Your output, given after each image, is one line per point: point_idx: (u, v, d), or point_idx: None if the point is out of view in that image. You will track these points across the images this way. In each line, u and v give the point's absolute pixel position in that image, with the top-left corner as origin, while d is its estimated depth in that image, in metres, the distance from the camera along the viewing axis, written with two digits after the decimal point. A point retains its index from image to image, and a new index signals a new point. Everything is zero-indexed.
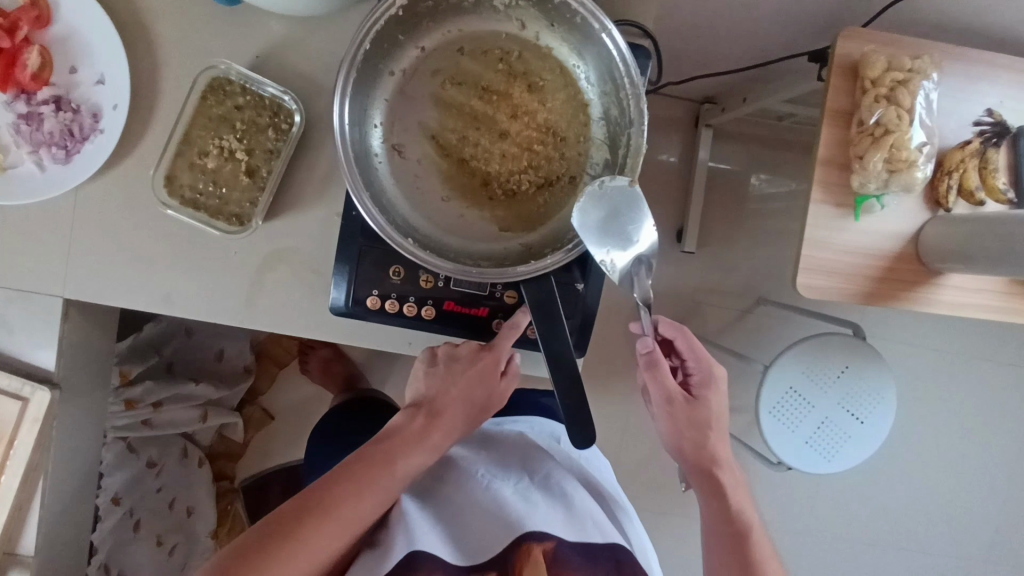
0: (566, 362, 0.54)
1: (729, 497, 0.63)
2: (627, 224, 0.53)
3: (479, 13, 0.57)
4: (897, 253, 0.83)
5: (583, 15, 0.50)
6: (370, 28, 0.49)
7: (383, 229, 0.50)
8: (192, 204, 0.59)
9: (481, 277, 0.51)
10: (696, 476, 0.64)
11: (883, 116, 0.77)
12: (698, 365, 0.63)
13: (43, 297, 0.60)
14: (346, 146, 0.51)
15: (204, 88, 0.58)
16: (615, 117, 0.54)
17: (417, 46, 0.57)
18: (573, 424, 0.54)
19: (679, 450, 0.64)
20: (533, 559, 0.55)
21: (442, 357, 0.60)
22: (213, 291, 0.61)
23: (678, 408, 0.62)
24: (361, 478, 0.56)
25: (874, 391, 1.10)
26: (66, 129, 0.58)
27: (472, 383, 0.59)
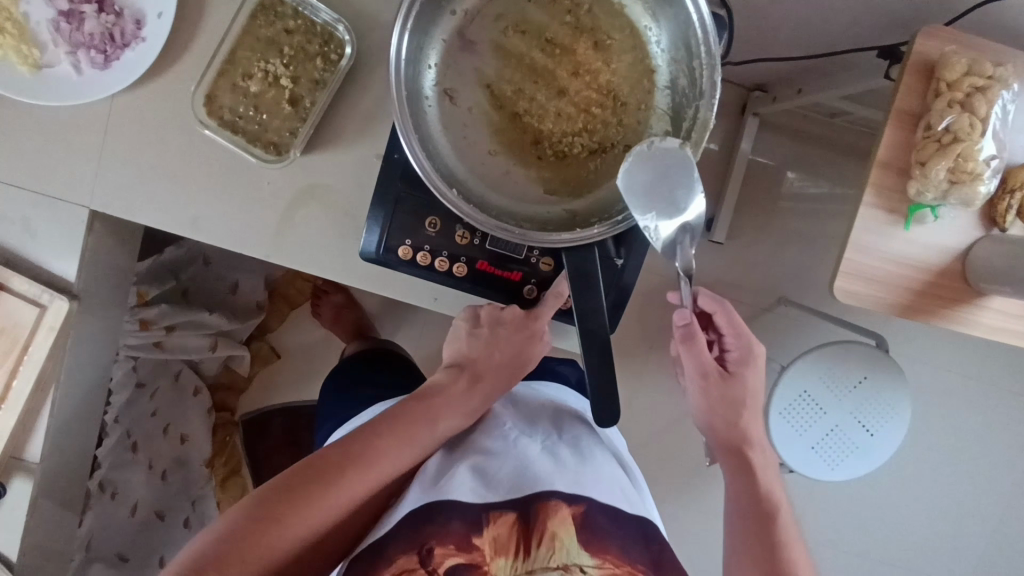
0: (599, 338, 0.52)
1: (758, 475, 0.64)
2: (676, 188, 0.50)
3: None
4: (942, 268, 0.80)
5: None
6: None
7: (428, 174, 0.48)
8: (230, 127, 0.57)
9: (523, 239, 0.49)
10: (725, 451, 0.65)
11: (954, 122, 0.73)
12: (736, 340, 0.63)
13: (70, 206, 0.59)
14: (400, 83, 0.48)
15: (255, 6, 0.55)
16: (683, 87, 0.51)
17: None
18: (598, 400, 0.53)
19: (711, 426, 0.65)
20: (559, 516, 0.56)
21: (486, 319, 0.59)
22: (244, 220, 0.60)
23: (712, 381, 0.63)
24: (403, 429, 0.57)
25: (889, 405, 1.08)
26: (108, 33, 0.56)
27: (517, 347, 0.59)
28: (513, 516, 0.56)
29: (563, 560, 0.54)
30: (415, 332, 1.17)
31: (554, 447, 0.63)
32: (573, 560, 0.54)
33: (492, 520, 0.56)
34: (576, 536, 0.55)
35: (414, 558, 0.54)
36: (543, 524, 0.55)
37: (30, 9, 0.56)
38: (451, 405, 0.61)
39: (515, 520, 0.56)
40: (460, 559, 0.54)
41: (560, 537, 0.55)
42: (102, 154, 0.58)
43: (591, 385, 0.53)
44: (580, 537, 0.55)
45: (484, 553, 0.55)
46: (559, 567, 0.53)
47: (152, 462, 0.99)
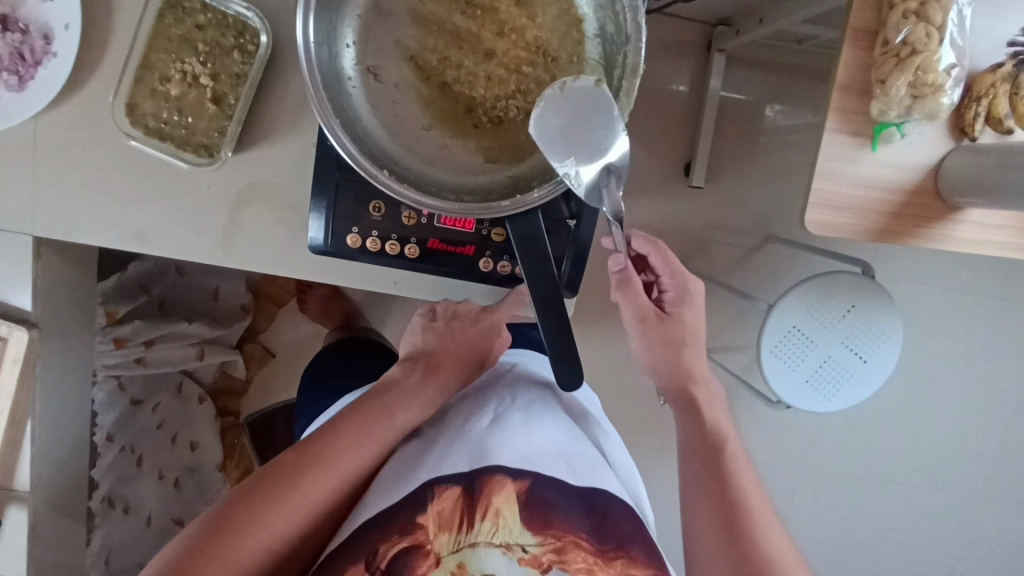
0: (554, 303, 0.51)
1: (705, 411, 0.63)
2: (592, 130, 0.48)
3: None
4: (915, 186, 0.78)
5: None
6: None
7: (355, 159, 0.46)
8: (157, 134, 0.55)
9: (463, 212, 0.48)
10: (674, 392, 0.64)
11: (911, 34, 0.70)
12: (673, 281, 0.62)
13: (13, 236, 0.58)
14: (314, 68, 0.46)
15: (161, 5, 0.53)
16: (610, 34, 0.48)
17: None
18: (561, 365, 0.53)
19: (656, 367, 0.65)
20: (504, 490, 0.57)
21: (442, 314, 0.62)
22: (188, 229, 0.59)
23: (650, 325, 0.62)
24: (360, 424, 0.59)
25: (880, 330, 1.08)
26: (17, 52, 0.54)
27: (474, 336, 0.63)
28: (457, 489, 0.57)
29: (506, 538, 0.56)
30: (401, 315, 1.17)
31: (504, 414, 0.64)
32: (517, 539, 0.56)
33: (437, 495, 0.57)
34: (520, 516, 0.57)
35: (361, 562, 0.55)
36: (488, 500, 0.57)
37: None
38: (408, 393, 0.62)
39: (460, 494, 0.57)
40: (402, 546, 0.55)
41: (503, 515, 0.57)
42: (35, 179, 0.57)
43: (554, 349, 0.52)
44: (524, 517, 0.57)
45: (429, 531, 0.56)
46: (502, 546, 0.56)
47: (162, 472, 1.01)
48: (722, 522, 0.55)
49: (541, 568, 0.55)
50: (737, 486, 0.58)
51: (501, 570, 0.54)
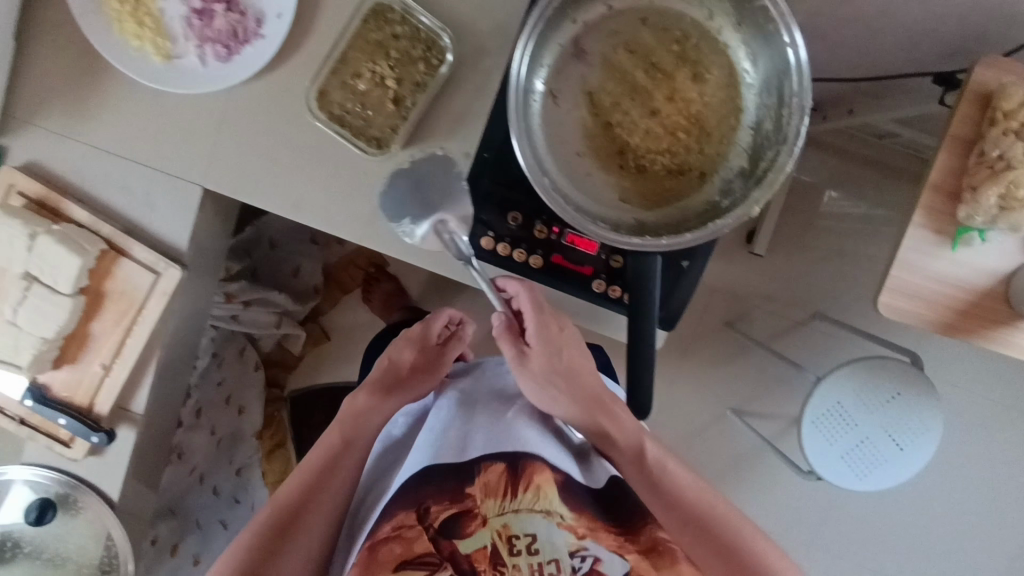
0: (643, 342, 0.57)
1: (620, 436, 0.67)
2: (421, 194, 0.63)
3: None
4: (985, 290, 0.83)
5: (778, 23, 0.53)
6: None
7: (526, 157, 0.54)
8: (338, 121, 0.63)
9: (596, 232, 0.54)
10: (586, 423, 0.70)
11: (1009, 150, 0.76)
12: (538, 313, 0.65)
13: (188, 184, 0.66)
14: (518, 79, 0.55)
15: (368, 13, 0.61)
16: (766, 130, 0.57)
17: (606, 4, 0.59)
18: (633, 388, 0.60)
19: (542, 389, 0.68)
20: (545, 473, 0.63)
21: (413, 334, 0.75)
22: (339, 206, 0.65)
23: (528, 362, 0.68)
24: (327, 469, 0.68)
25: (920, 421, 1.11)
26: (233, 29, 0.62)
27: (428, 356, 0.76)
28: (503, 465, 0.64)
29: (547, 506, 0.61)
30: None
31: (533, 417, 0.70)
32: (556, 508, 0.61)
33: (484, 468, 0.64)
34: (558, 492, 0.63)
35: (414, 514, 0.62)
36: (530, 476, 0.63)
37: (167, 5, 0.63)
38: (380, 406, 0.71)
39: (504, 469, 0.64)
40: (452, 511, 0.62)
41: (545, 489, 0.62)
42: (218, 138, 0.65)
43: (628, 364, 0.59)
44: (561, 493, 0.63)
45: (476, 498, 0.62)
46: (543, 512, 0.61)
47: (214, 429, 1.07)
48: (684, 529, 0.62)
49: (577, 534, 0.60)
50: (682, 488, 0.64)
51: (541, 530, 0.60)
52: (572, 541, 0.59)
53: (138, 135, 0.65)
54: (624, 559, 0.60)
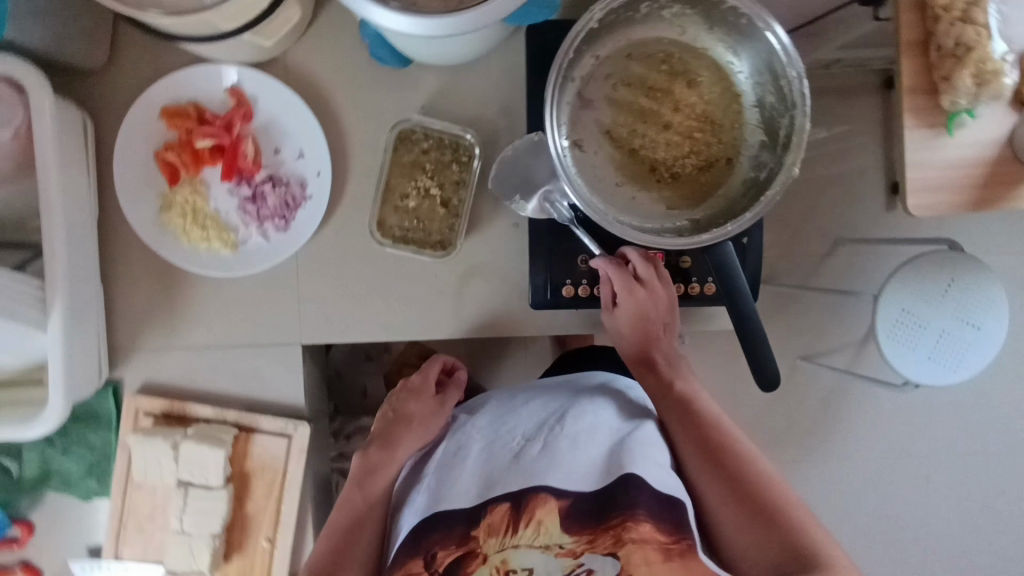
0: (748, 319, 0.61)
1: (663, 373, 0.69)
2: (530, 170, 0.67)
3: (648, 23, 0.64)
4: (995, 157, 0.88)
5: (750, 18, 0.59)
6: (573, 42, 0.60)
7: (589, 204, 0.59)
8: (403, 240, 0.70)
9: (672, 244, 0.59)
10: (638, 364, 0.71)
11: (962, 36, 0.83)
12: (647, 292, 0.66)
13: (287, 347, 0.71)
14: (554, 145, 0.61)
15: (395, 142, 0.69)
16: (771, 104, 0.63)
17: (594, 55, 0.64)
18: (755, 364, 0.62)
19: (621, 336, 0.70)
20: (547, 503, 0.61)
21: (409, 385, 0.76)
22: (424, 312, 0.70)
23: (618, 317, 0.68)
24: (346, 527, 0.68)
25: (982, 297, 1.14)
26: (284, 200, 0.69)
27: (427, 406, 0.74)
28: (506, 505, 0.62)
29: (546, 540, 0.61)
30: None
31: (549, 433, 0.66)
32: (554, 539, 0.61)
33: (488, 510, 0.62)
34: (560, 522, 0.61)
35: (419, 561, 0.62)
36: (532, 511, 0.62)
37: (219, 203, 0.69)
38: (391, 458, 0.71)
39: (508, 510, 0.62)
40: (453, 556, 0.62)
41: (545, 523, 0.61)
42: (299, 296, 0.70)
43: (744, 345, 0.62)
44: (563, 521, 0.61)
45: (480, 538, 0.62)
46: (542, 546, 0.61)
47: None
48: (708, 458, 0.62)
49: (575, 555, 0.61)
50: (712, 420, 0.65)
51: (537, 564, 0.60)
52: (568, 564, 0.60)
53: (231, 322, 0.70)
54: (615, 558, 0.60)
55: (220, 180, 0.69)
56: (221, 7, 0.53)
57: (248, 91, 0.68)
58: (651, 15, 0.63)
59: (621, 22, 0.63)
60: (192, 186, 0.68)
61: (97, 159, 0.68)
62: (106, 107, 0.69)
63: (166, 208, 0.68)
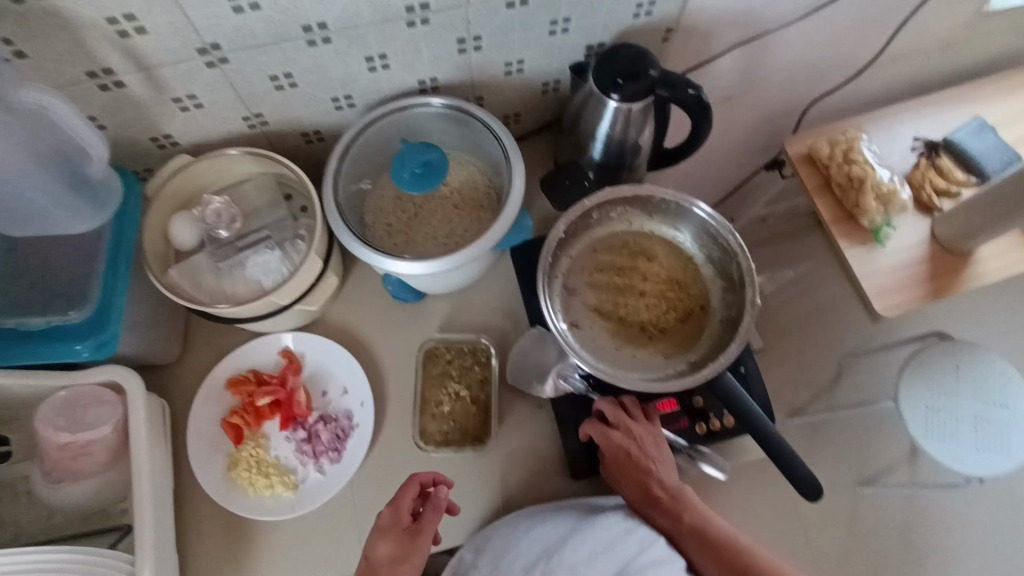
0: (772, 437, 0.67)
1: (676, 509, 0.69)
2: (540, 358, 0.78)
3: (602, 223, 0.82)
4: (927, 253, 1.03)
5: (678, 202, 0.77)
6: (549, 251, 0.76)
7: (599, 368, 0.69)
8: (445, 443, 0.77)
9: (678, 385, 0.68)
10: (643, 506, 0.70)
11: (853, 171, 1.01)
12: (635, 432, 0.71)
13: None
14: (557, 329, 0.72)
15: (423, 359, 0.80)
16: (718, 257, 0.78)
17: (568, 255, 0.81)
18: (794, 478, 0.66)
19: (621, 483, 0.70)
20: None
21: (384, 518, 0.67)
22: (477, 507, 0.75)
23: (611, 463, 0.71)
24: None
25: (995, 376, 1.18)
26: (335, 433, 0.78)
27: (399, 545, 0.66)
28: None
29: None
30: None
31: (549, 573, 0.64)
32: None
33: None
34: None
35: None
36: None
37: (279, 450, 0.78)
38: None
39: None
40: None
41: None
42: (361, 521, 0.75)
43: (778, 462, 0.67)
44: None
45: None
46: None
47: None
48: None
49: None
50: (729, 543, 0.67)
51: None
52: None
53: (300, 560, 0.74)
54: None
55: (279, 429, 0.79)
56: (281, 287, 0.70)
57: (297, 349, 0.82)
58: (603, 218, 0.81)
59: (582, 228, 0.81)
60: (256, 440, 0.78)
61: (173, 437, 0.79)
62: (181, 390, 0.81)
63: (233, 465, 0.77)
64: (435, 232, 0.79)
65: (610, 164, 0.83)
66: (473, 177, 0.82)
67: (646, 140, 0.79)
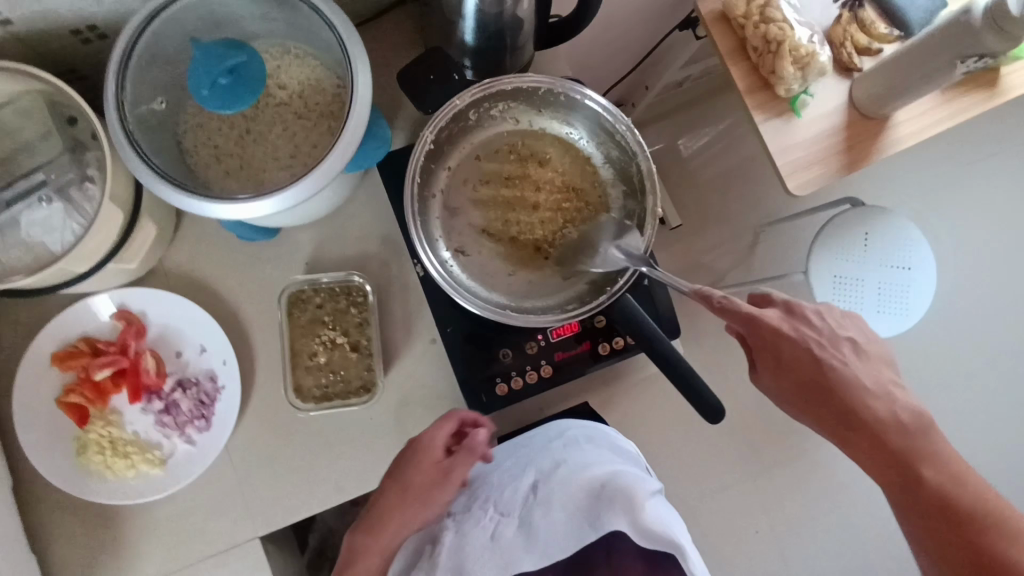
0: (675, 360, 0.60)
1: (831, 402, 0.62)
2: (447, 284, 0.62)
3: (483, 125, 0.69)
4: (845, 122, 0.95)
5: (566, 92, 0.64)
6: (416, 166, 0.62)
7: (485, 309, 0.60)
8: (325, 397, 0.68)
9: (574, 316, 0.60)
10: (803, 395, 0.63)
11: (770, 33, 0.89)
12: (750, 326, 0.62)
13: (246, 545, 0.67)
14: (434, 264, 0.61)
15: (288, 306, 0.69)
16: (617, 156, 0.67)
17: (445, 167, 0.68)
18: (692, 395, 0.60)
19: (773, 372, 0.63)
20: None
21: (418, 445, 0.62)
22: (371, 459, 0.69)
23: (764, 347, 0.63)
24: None
25: (900, 239, 1.18)
26: (198, 400, 0.67)
27: (427, 475, 0.61)
28: None
29: None
30: None
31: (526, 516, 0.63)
32: None
33: None
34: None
35: None
36: None
37: (136, 425, 0.67)
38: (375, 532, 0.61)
39: None
40: None
41: None
42: (243, 489, 0.68)
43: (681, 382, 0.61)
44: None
45: None
46: None
47: None
48: (941, 526, 0.57)
49: None
50: (944, 463, 0.59)
51: None
52: None
53: (185, 539, 0.67)
54: None
55: (130, 403, 0.67)
56: (73, 249, 0.54)
57: (132, 308, 0.68)
58: (483, 118, 0.68)
59: (459, 133, 0.67)
60: (104, 419, 0.66)
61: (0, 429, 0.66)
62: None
63: (81, 450, 0.65)
64: (277, 153, 0.63)
65: (489, 47, 0.66)
66: (317, 76, 0.64)
67: (525, 15, 0.63)
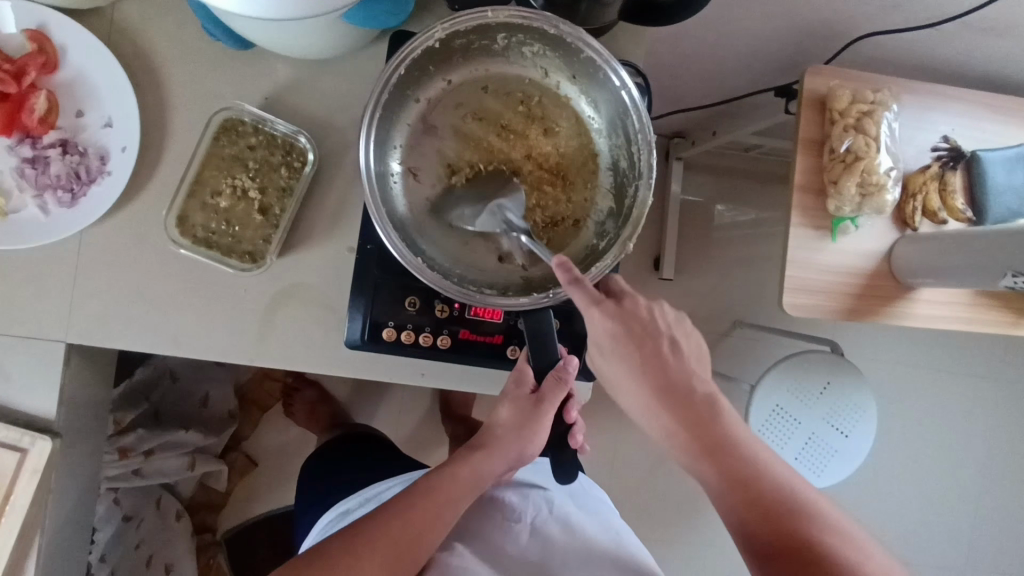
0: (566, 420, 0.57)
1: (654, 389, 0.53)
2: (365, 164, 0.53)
3: (507, 58, 0.59)
4: (873, 270, 0.88)
5: (603, 69, 0.54)
6: (406, 56, 0.53)
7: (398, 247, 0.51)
8: (205, 243, 0.60)
9: (482, 299, 0.52)
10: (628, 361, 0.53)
11: (853, 144, 0.82)
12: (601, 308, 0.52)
13: (45, 344, 0.59)
14: (371, 174, 0.53)
15: (217, 129, 0.60)
16: (624, 169, 0.58)
17: (445, 78, 0.60)
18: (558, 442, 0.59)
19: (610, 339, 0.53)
20: None
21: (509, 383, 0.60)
22: (220, 329, 0.61)
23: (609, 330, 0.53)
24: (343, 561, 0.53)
25: (855, 404, 1.13)
26: (74, 171, 0.58)
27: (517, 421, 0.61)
28: None
29: None
30: (393, 411, 1.18)
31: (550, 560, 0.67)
32: None
33: None
34: None
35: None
36: None
37: None
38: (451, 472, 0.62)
39: None
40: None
41: None
42: (71, 285, 0.59)
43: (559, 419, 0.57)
44: None
45: None
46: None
47: None
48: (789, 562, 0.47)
49: None
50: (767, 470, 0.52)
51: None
52: None
53: None
54: None
55: None
56: None
57: (52, 35, 0.57)
58: (511, 51, 0.58)
59: (478, 51, 0.58)
60: None
61: None
62: None
63: None
64: None
65: None
66: None
67: None
